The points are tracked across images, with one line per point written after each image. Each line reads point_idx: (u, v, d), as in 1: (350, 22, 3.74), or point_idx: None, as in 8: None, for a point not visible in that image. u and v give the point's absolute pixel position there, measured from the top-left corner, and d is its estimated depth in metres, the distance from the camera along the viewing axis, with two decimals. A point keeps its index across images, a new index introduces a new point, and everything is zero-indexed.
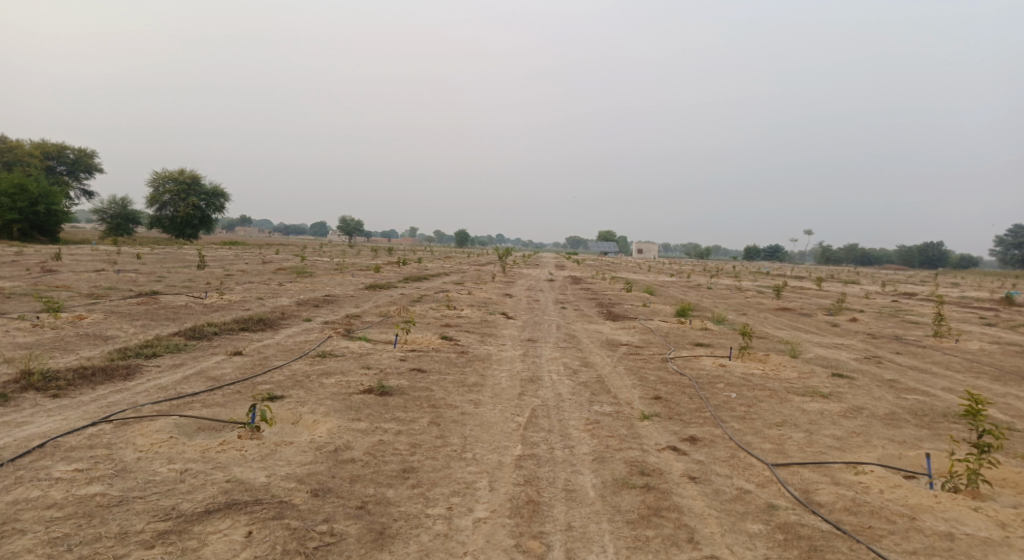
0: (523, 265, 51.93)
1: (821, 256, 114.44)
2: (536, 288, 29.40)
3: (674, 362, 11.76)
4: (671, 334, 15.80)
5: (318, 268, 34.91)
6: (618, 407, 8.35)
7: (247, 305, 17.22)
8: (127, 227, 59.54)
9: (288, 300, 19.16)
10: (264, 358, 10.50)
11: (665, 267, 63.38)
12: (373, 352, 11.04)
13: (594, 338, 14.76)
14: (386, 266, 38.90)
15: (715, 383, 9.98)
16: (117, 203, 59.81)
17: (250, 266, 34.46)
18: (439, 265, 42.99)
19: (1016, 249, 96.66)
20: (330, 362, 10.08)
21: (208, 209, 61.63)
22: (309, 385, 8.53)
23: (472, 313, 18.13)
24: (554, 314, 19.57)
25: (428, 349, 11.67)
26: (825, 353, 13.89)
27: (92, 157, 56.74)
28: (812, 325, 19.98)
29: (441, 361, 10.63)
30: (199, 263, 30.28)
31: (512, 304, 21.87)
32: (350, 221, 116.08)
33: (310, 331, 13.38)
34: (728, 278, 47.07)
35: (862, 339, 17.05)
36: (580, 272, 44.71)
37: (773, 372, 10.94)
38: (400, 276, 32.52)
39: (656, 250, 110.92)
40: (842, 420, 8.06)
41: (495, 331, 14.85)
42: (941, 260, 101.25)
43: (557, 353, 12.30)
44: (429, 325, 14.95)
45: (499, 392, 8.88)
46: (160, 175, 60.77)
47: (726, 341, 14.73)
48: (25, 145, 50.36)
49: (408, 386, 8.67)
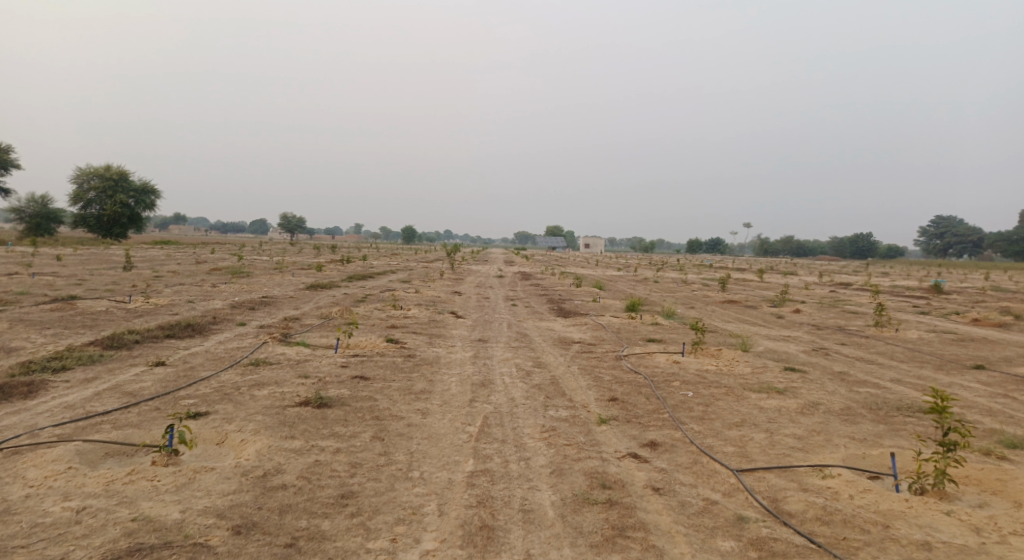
0: (472, 261, 51.40)
1: (760, 249, 118.39)
2: (486, 284, 28.90)
3: (628, 360, 11.48)
4: (623, 330, 15.59)
5: (256, 267, 33.36)
6: (574, 411, 7.96)
7: (175, 309, 16.02)
8: (47, 226, 55.59)
9: (222, 303, 17.99)
10: (190, 368, 9.60)
11: (613, 261, 63.96)
12: (313, 358, 10.29)
13: (546, 336, 14.40)
14: (330, 264, 37.56)
15: (671, 381, 9.74)
16: (35, 201, 55.76)
17: (183, 266, 32.60)
18: (386, 263, 41.87)
19: (936, 240, 102.61)
20: (264, 371, 9.29)
21: (138, 207, 58.33)
22: (237, 399, 7.76)
23: (419, 313, 17.50)
24: (504, 312, 19.14)
25: (373, 353, 10.99)
26: (774, 346, 13.96)
27: (6, 152, 52.72)
28: (759, 318, 20.26)
29: (386, 366, 10.00)
30: (126, 264, 28.35)
31: (462, 302, 21.29)
32: (292, 218, 112.50)
33: (244, 337, 12.46)
34: (674, 272, 47.81)
35: (807, 330, 17.34)
36: (530, 268, 44.51)
37: (727, 368, 10.81)
38: (345, 275, 31.42)
39: (603, 244, 112.20)
40: (800, 418, 7.92)
41: (444, 332, 14.27)
42: (870, 251, 106.42)
43: (509, 354, 11.85)
44: (374, 327, 14.24)
45: (449, 399, 8.35)
46: (85, 170, 57.12)
47: (678, 336, 14.63)
48: None
49: (349, 397, 8.03)
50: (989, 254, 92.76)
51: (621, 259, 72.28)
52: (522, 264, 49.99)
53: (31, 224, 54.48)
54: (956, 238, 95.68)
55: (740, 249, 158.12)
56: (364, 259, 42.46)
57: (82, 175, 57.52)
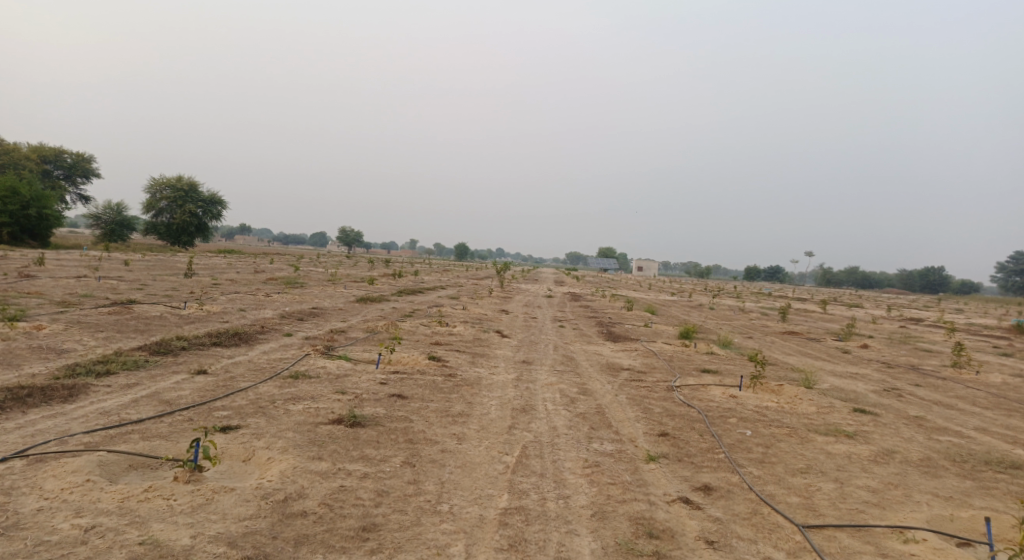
0: (522, 279, 51.06)
1: (821, 278, 113.65)
2: (534, 304, 28.43)
3: (680, 391, 10.79)
4: (675, 358, 14.84)
5: (309, 279, 34.00)
6: (620, 445, 7.39)
7: (226, 317, 16.26)
8: (122, 233, 58.66)
9: (272, 313, 18.18)
10: (230, 378, 9.55)
11: (665, 285, 62.43)
12: (352, 374, 10.08)
13: (593, 361, 13.81)
14: (381, 278, 37.94)
15: (727, 417, 9.02)
16: (112, 208, 58.98)
17: (241, 275, 33.58)
18: (436, 279, 42.04)
19: (1017, 276, 96.08)
20: (302, 385, 9.12)
21: (206, 217, 60.90)
22: (271, 413, 7.57)
23: (464, 331, 17.21)
24: (551, 333, 18.64)
25: (413, 371, 10.70)
26: (841, 384, 12.93)
27: (90, 162, 56.09)
28: (822, 351, 19.04)
29: (425, 385, 9.68)
30: (187, 271, 29.34)
31: (508, 322, 20.89)
32: (349, 232, 115.42)
33: (287, 348, 12.42)
34: (730, 299, 46.19)
35: (876, 368, 16.09)
36: (580, 289, 43.88)
37: (789, 405, 9.98)
38: (395, 289, 31.59)
39: (655, 267, 110.02)
40: (874, 467, 7.10)
41: (487, 351, 13.89)
42: (943, 285, 100.50)
43: (553, 378, 11.35)
44: (417, 343, 14.00)
45: (487, 424, 7.92)
46: (159, 181, 60.20)
47: (734, 368, 13.78)
48: (21, 148, 49.65)
49: (384, 417, 7.71)
50: None
51: (674, 283, 70.56)
52: (572, 285, 49.40)
53: (108, 231, 57.61)
54: None
55: (800, 277, 152.31)
56: (414, 274, 42.80)
57: (156, 185, 60.56)
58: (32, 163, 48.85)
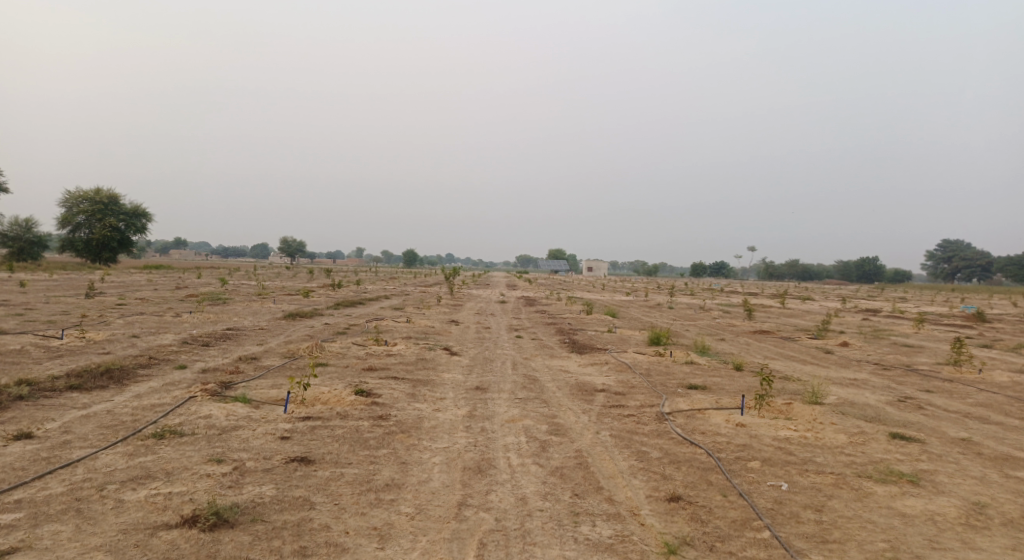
0: (472, 284, 48.81)
1: (765, 273, 115.46)
2: (485, 312, 25.87)
3: (674, 421, 8.58)
4: (654, 373, 12.65)
5: (235, 294, 30.38)
6: (622, 531, 5.09)
7: (108, 348, 13.06)
8: (32, 251, 52.92)
9: (174, 339, 15.01)
10: (63, 442, 6.62)
11: (615, 285, 61.16)
12: (244, 428, 7.36)
13: (561, 382, 11.50)
14: (319, 290, 34.74)
15: (748, 463, 6.86)
16: (19, 224, 52.85)
17: (155, 293, 29.76)
18: (380, 288, 39.05)
19: (944, 264, 100.03)
20: (166, 451, 6.40)
21: (129, 230, 55.86)
22: (87, 512, 4.86)
23: (406, 350, 14.62)
24: (508, 347, 16.25)
25: (332, 416, 8.12)
26: (850, 396, 11.06)
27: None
28: (803, 353, 17.37)
29: (343, 439, 7.13)
30: (88, 291, 25.43)
31: (458, 335, 18.29)
32: (292, 242, 109.99)
33: (172, 388, 9.51)
34: (687, 296, 45.02)
35: (871, 372, 14.37)
36: (535, 292, 41.80)
37: (813, 437, 7.93)
38: (332, 301, 28.61)
39: (607, 267, 109.35)
40: (976, 538, 5.07)
41: (432, 377, 11.38)
42: (879, 275, 103.66)
43: (515, 412, 8.98)
44: (344, 370, 11.35)
45: (427, 502, 5.48)
46: (75, 193, 55.04)
47: (724, 382, 11.71)
48: None
49: (272, 503, 5.17)
50: (999, 279, 90.15)
51: (624, 282, 69.63)
52: (525, 288, 47.34)
53: (15, 249, 51.72)
54: (964, 261, 92.74)
55: (744, 272, 155.27)
56: (357, 283, 39.53)
57: (71, 198, 54.99)
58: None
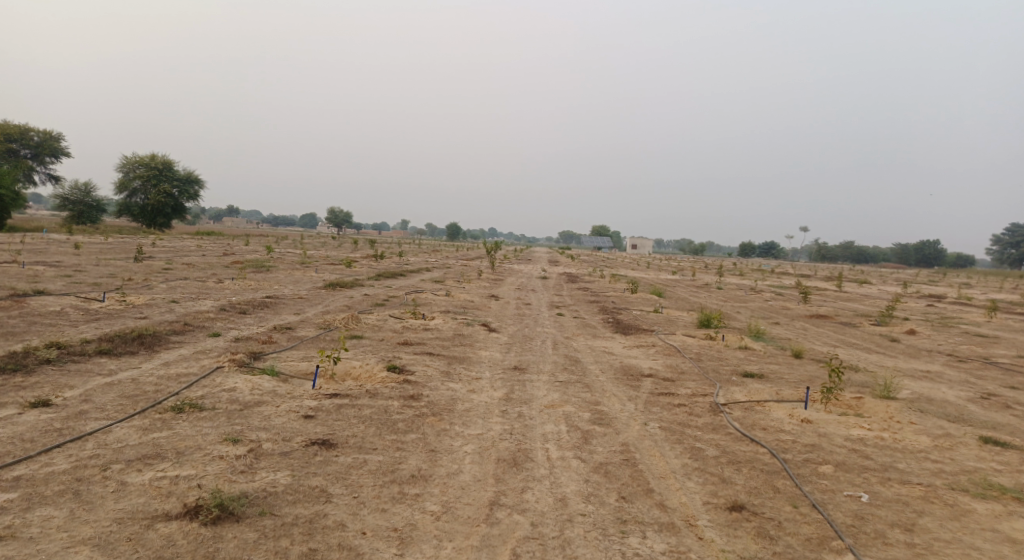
0: (514, 259, 48.23)
1: (817, 254, 110.98)
2: (526, 288, 25.20)
3: (732, 413, 7.78)
4: (704, 358, 11.78)
5: (279, 262, 30.52)
6: (676, 546, 4.41)
7: (146, 313, 12.97)
8: (92, 216, 54.81)
9: (212, 305, 14.88)
10: (79, 413, 6.31)
11: (661, 263, 59.28)
12: (267, 404, 6.94)
13: (606, 364, 10.77)
14: (361, 260, 34.72)
15: (818, 467, 6.05)
16: (79, 189, 54.53)
17: (202, 259, 30.13)
18: (421, 260, 38.81)
19: (1013, 249, 93.88)
20: (183, 426, 6.02)
21: (182, 197, 57.19)
22: (86, 495, 4.48)
23: (443, 324, 14.11)
24: (549, 324, 15.57)
25: (361, 393, 7.64)
26: (928, 391, 9.97)
27: (58, 141, 52.16)
28: (867, 340, 16.12)
29: (369, 420, 6.62)
30: (138, 256, 25.88)
31: (497, 310, 17.67)
32: (339, 212, 111.20)
33: (201, 357, 9.21)
34: (735, 277, 43.31)
35: (946, 364, 13.10)
36: (578, 268, 40.88)
37: (893, 438, 7.01)
38: (373, 271, 28.44)
39: (652, 245, 107.22)
40: None
41: (469, 355, 10.82)
42: (941, 259, 98.28)
43: (555, 396, 8.33)
44: (378, 345, 10.89)
45: (456, 499, 4.91)
46: (131, 160, 56.53)
47: (783, 371, 10.75)
48: None
49: (285, 494, 4.67)
50: None
51: (669, 261, 67.83)
52: (568, 264, 46.49)
53: (75, 213, 53.54)
54: None
55: (794, 253, 149.82)
56: (398, 254, 39.28)
57: (128, 164, 56.54)
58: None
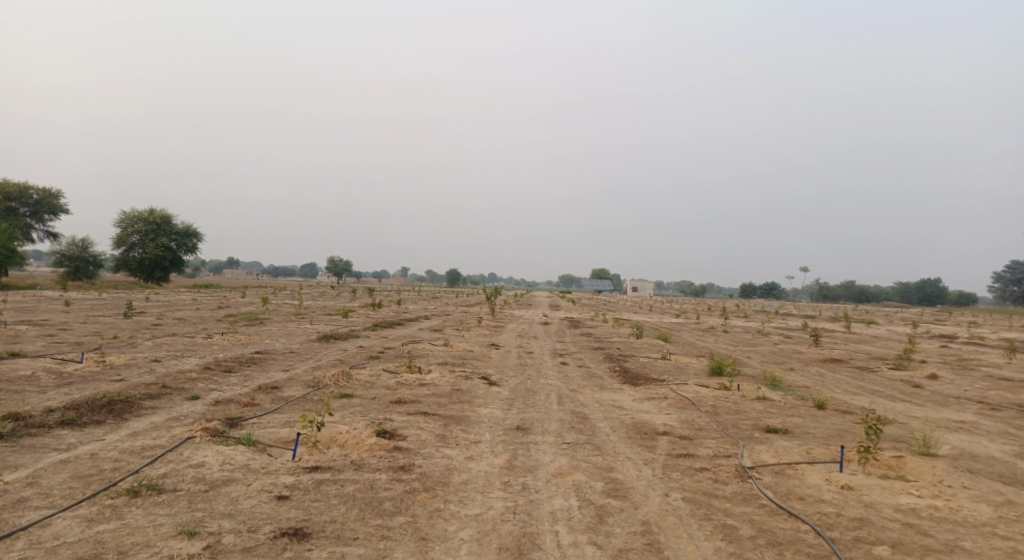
0: (515, 304, 47.55)
1: (818, 293, 110.29)
2: (527, 336, 24.32)
3: (762, 480, 6.92)
4: (722, 411, 10.93)
5: (274, 314, 29.75)
6: None
7: (124, 374, 12.13)
8: (89, 271, 54.35)
9: (196, 363, 14.05)
10: (18, 500, 5.48)
11: (662, 306, 58.47)
12: (237, 482, 6.11)
13: (616, 421, 9.91)
14: (359, 310, 33.97)
15: (873, 549, 5.21)
16: (77, 244, 54.29)
17: (196, 312, 29.40)
18: (420, 308, 38.04)
19: (1015, 286, 93.19)
20: (136, 515, 5.19)
21: (181, 250, 56.87)
22: None
23: (441, 378, 13.27)
24: (553, 375, 14.73)
25: (346, 466, 6.82)
26: (971, 446, 9.09)
27: (58, 198, 52.16)
28: (889, 386, 15.23)
29: (351, 500, 5.79)
30: (129, 311, 25.14)
31: (498, 361, 16.85)
32: (338, 261, 110.77)
33: (174, 425, 8.37)
34: (739, 319, 42.50)
35: (978, 412, 12.22)
36: (579, 313, 40.12)
37: (949, 507, 6.16)
38: (369, 321, 27.67)
39: (653, 288, 106.80)
40: None
41: (468, 413, 9.98)
42: (943, 296, 97.56)
43: (563, 462, 7.47)
44: (369, 404, 10.05)
45: None
46: (130, 215, 56.41)
47: (809, 426, 9.89)
48: None
49: None
50: None
51: (670, 304, 66.99)
52: (569, 309, 45.69)
53: (72, 269, 53.03)
54: None
55: (796, 293, 149.27)
56: (396, 302, 38.52)
57: (127, 218, 56.44)
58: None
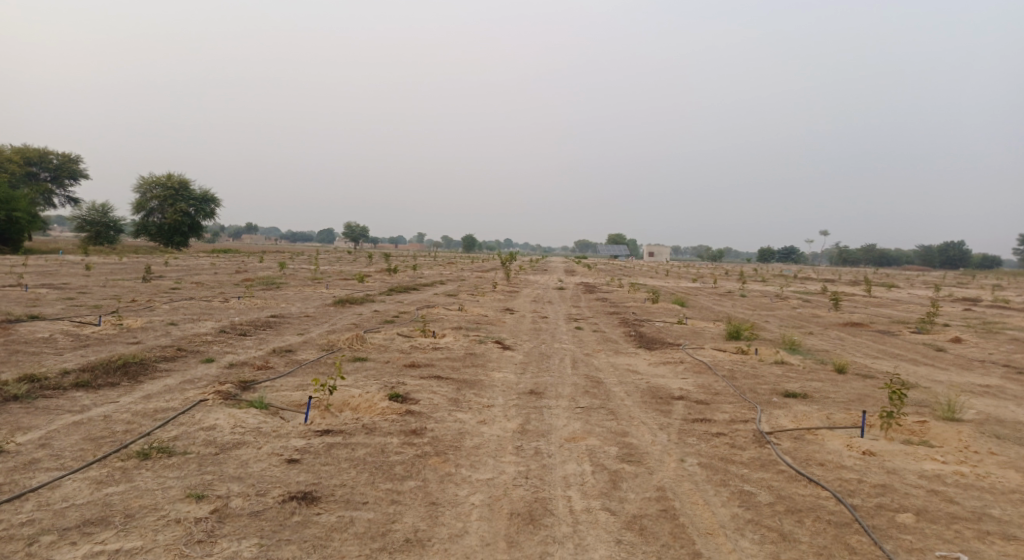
0: (530, 269, 47.37)
1: (838, 257, 108.50)
2: (542, 300, 24.17)
3: (781, 446, 6.74)
4: (740, 376, 10.73)
5: (290, 279, 29.86)
6: None
7: (140, 337, 12.20)
8: (109, 236, 54.95)
9: (211, 327, 14.11)
10: (30, 462, 5.49)
11: (678, 270, 57.90)
12: (247, 445, 6.07)
13: (631, 386, 9.76)
14: (374, 275, 34.00)
15: (896, 517, 5.04)
16: (97, 210, 54.78)
17: (214, 277, 29.60)
18: (436, 273, 37.98)
19: None
20: (145, 478, 5.17)
21: (198, 216, 57.15)
22: None
23: (455, 342, 13.18)
24: (567, 339, 14.59)
25: (357, 429, 6.75)
26: (998, 411, 8.81)
27: (77, 164, 52.42)
28: (912, 351, 14.87)
29: (362, 464, 5.72)
30: (147, 275, 25.35)
31: (512, 325, 16.73)
32: (354, 226, 110.95)
33: (187, 388, 8.38)
34: (757, 283, 41.92)
35: (1005, 377, 11.87)
36: (595, 278, 39.85)
37: (976, 474, 5.95)
38: (385, 286, 27.68)
39: (670, 252, 105.84)
40: None
41: (481, 377, 9.89)
42: (967, 260, 95.50)
43: (577, 427, 7.35)
44: (382, 368, 9.99)
45: None
46: (148, 180, 56.62)
47: (829, 390, 9.65)
48: (3, 152, 46.22)
49: None
50: None
51: (687, 269, 66.30)
52: (585, 273, 45.39)
53: (93, 234, 53.65)
54: None
55: (816, 258, 147.05)
56: (412, 266, 38.47)
57: (145, 184, 56.68)
58: (12, 166, 45.33)
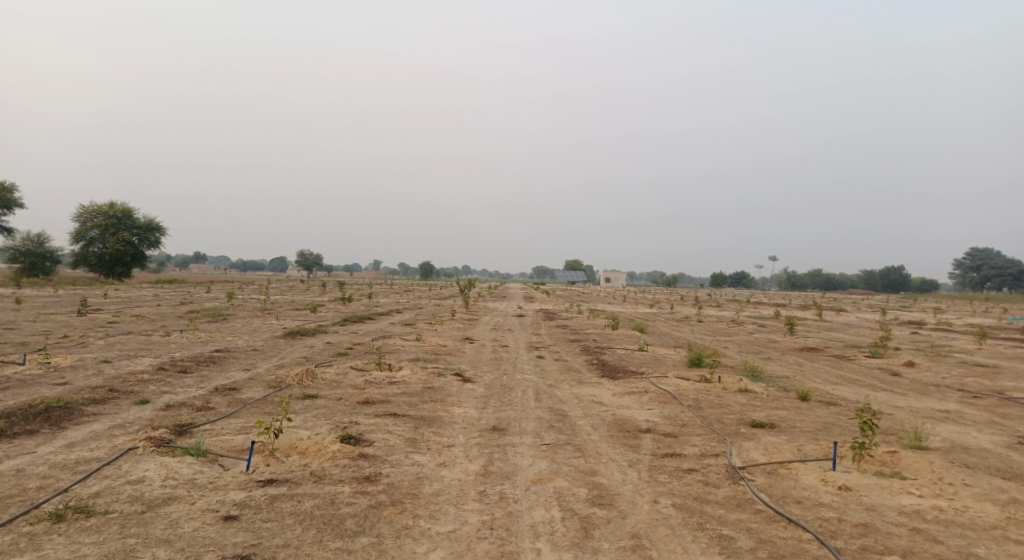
0: (488, 297, 47.03)
1: (786, 281, 112.12)
2: (502, 328, 23.76)
3: (756, 482, 6.47)
4: (706, 405, 10.52)
5: (239, 310, 28.62)
6: None
7: (68, 377, 11.21)
8: (45, 267, 52.02)
9: (150, 364, 13.16)
10: None
11: (635, 296, 58.42)
12: (179, 501, 5.42)
13: (597, 419, 9.40)
14: (328, 304, 32.98)
15: None
16: (32, 240, 51.89)
17: (157, 309, 28.12)
18: (393, 302, 37.15)
19: (974, 273, 95.90)
20: (54, 548, 4.49)
21: (143, 245, 54.77)
22: None
23: (412, 376, 12.61)
24: (529, 370, 14.20)
25: (305, 477, 6.16)
26: (961, 437, 8.81)
27: (11, 191, 49.70)
28: (868, 375, 15.04)
29: (309, 519, 5.16)
30: (83, 308, 23.83)
31: (472, 356, 16.26)
32: (309, 255, 108.55)
33: (116, 434, 7.60)
34: (713, 308, 42.55)
35: (960, 401, 12.04)
36: (554, 305, 39.72)
37: (954, 508, 5.80)
38: (340, 316, 26.79)
39: (626, 278, 107.30)
40: None
41: (440, 413, 9.38)
42: (906, 284, 99.89)
43: (543, 467, 6.93)
44: (334, 406, 9.37)
45: None
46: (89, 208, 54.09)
47: (796, 419, 9.51)
48: None
49: None
50: None
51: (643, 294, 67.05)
52: (544, 300, 45.24)
53: (27, 265, 50.68)
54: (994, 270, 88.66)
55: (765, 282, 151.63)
56: (368, 295, 37.58)
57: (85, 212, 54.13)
58: None
